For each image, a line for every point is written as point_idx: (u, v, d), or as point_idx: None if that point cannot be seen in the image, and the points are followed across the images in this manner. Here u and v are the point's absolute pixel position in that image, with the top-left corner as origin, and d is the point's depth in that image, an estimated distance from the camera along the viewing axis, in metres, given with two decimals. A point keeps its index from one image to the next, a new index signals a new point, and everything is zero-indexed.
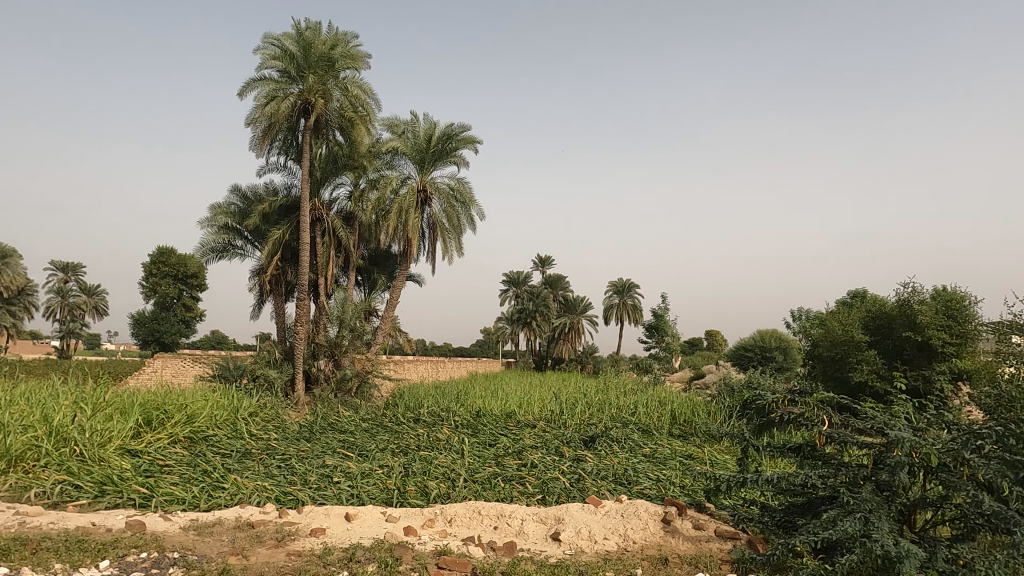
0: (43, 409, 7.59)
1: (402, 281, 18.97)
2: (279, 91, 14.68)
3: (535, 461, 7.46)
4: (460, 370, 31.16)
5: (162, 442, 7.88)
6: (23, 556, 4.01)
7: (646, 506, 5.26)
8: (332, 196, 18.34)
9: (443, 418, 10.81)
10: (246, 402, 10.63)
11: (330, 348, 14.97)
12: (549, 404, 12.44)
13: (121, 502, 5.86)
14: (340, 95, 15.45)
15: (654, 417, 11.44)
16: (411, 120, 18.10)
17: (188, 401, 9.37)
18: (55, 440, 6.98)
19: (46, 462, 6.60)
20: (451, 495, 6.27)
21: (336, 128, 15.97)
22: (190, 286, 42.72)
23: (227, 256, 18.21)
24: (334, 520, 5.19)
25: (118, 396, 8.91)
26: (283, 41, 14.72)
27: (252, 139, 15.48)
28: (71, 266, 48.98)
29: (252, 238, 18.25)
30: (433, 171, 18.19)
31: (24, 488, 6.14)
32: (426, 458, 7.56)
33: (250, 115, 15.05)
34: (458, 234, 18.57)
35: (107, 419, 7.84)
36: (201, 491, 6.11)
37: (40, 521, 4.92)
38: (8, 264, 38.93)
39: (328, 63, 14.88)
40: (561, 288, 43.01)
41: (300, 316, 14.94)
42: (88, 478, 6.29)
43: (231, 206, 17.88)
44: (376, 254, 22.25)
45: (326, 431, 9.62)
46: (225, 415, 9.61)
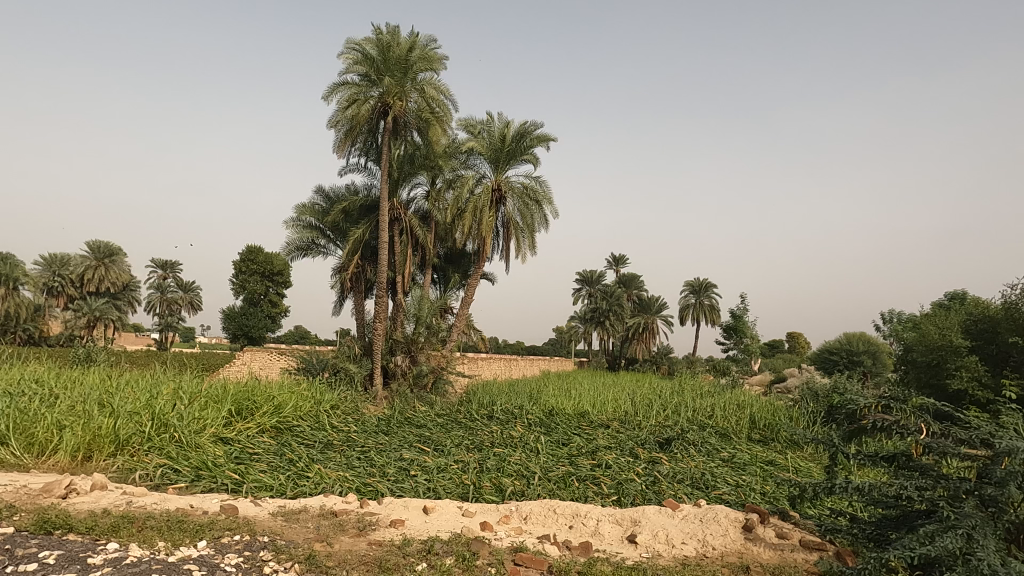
0: (147, 397, 8.15)
1: (478, 280, 19.18)
2: (360, 94, 15.17)
3: (609, 462, 7.38)
4: (533, 369, 31.23)
5: (251, 430, 8.30)
6: (131, 533, 4.30)
7: (726, 512, 5.11)
8: (410, 196, 18.76)
9: (516, 416, 10.89)
10: (328, 395, 11.05)
11: (406, 344, 15.29)
12: (624, 405, 12.29)
13: (215, 487, 6.20)
14: (417, 97, 15.75)
15: (732, 421, 11.11)
16: (487, 120, 18.33)
17: (275, 393, 9.83)
18: (157, 426, 7.49)
19: (149, 446, 7.09)
20: (526, 493, 6.31)
21: (413, 129, 16.29)
22: (277, 284, 44.98)
23: (311, 254, 18.95)
24: (413, 512, 5.32)
25: (212, 386, 9.45)
26: (364, 45, 15.11)
27: (334, 142, 16.03)
28: (170, 263, 52.16)
29: (334, 237, 18.91)
30: (507, 170, 18.35)
31: (130, 469, 6.62)
32: (500, 456, 7.62)
33: (332, 119, 15.60)
34: (531, 232, 18.63)
35: (203, 407, 8.36)
36: (287, 479, 6.39)
37: (145, 501, 5.28)
38: (116, 262, 41.93)
39: (406, 66, 15.19)
40: (634, 287, 42.45)
41: (379, 313, 15.37)
42: (186, 462, 6.69)
43: (315, 205, 18.61)
44: (452, 253, 22.60)
45: (403, 425, 9.88)
46: (309, 406, 10.04)
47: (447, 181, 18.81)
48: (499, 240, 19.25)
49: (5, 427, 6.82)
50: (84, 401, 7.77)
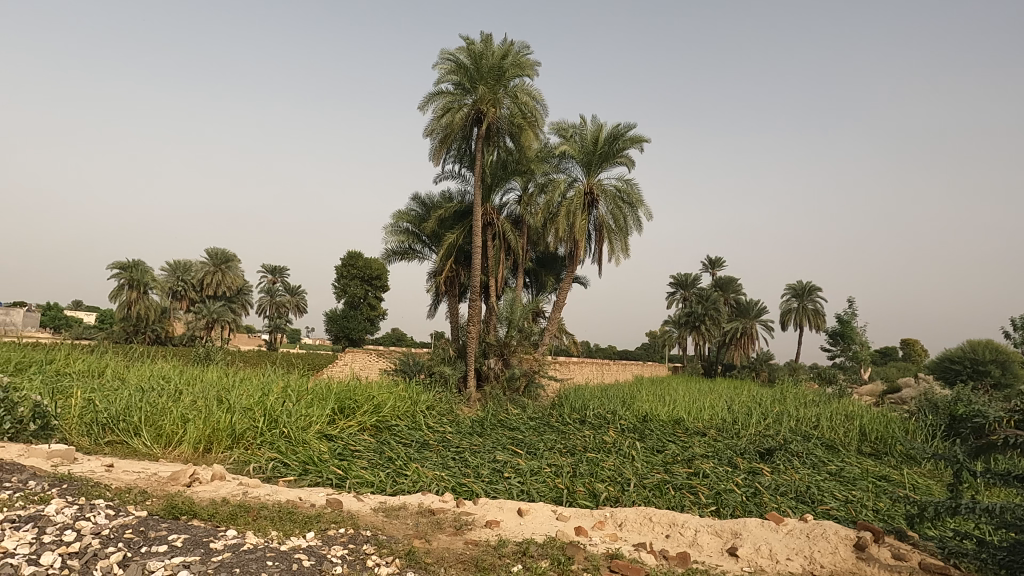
0: (259, 393, 8.71)
1: (570, 283, 19.16)
2: (454, 103, 15.52)
3: (706, 471, 7.16)
4: (626, 374, 30.76)
5: (352, 428, 8.67)
6: (247, 521, 4.59)
7: (834, 529, 4.83)
8: (503, 201, 19.00)
9: (608, 421, 10.78)
10: (424, 396, 11.38)
11: (499, 347, 15.49)
12: (721, 412, 11.90)
13: (321, 482, 6.52)
14: (510, 103, 15.94)
15: (840, 432, 10.50)
16: (580, 123, 18.31)
17: (374, 392, 10.23)
18: (268, 422, 7.97)
19: (261, 440, 7.56)
20: (621, 499, 6.22)
21: (506, 135, 16.52)
22: (376, 287, 46.70)
23: (408, 259, 19.57)
24: (507, 514, 5.39)
25: (317, 385, 9.97)
26: (458, 54, 15.47)
27: (430, 150, 16.49)
28: (277, 268, 55.27)
29: (429, 242, 19.43)
30: (600, 173, 18.25)
31: (245, 462, 7.09)
32: (593, 461, 7.55)
33: (428, 127, 16.06)
34: (625, 235, 18.41)
35: (309, 405, 8.82)
36: (387, 477, 6.62)
37: (259, 492, 5.64)
38: (229, 268, 45.40)
39: (499, 73, 15.40)
40: (731, 291, 40.91)
41: (472, 317, 15.66)
42: (294, 457, 7.07)
43: (412, 212, 19.21)
44: (544, 256, 22.72)
45: (496, 427, 10.02)
46: (406, 406, 10.37)
47: (540, 185, 18.89)
48: (592, 243, 19.15)
49: (137, 419, 7.46)
50: (205, 396, 8.40)
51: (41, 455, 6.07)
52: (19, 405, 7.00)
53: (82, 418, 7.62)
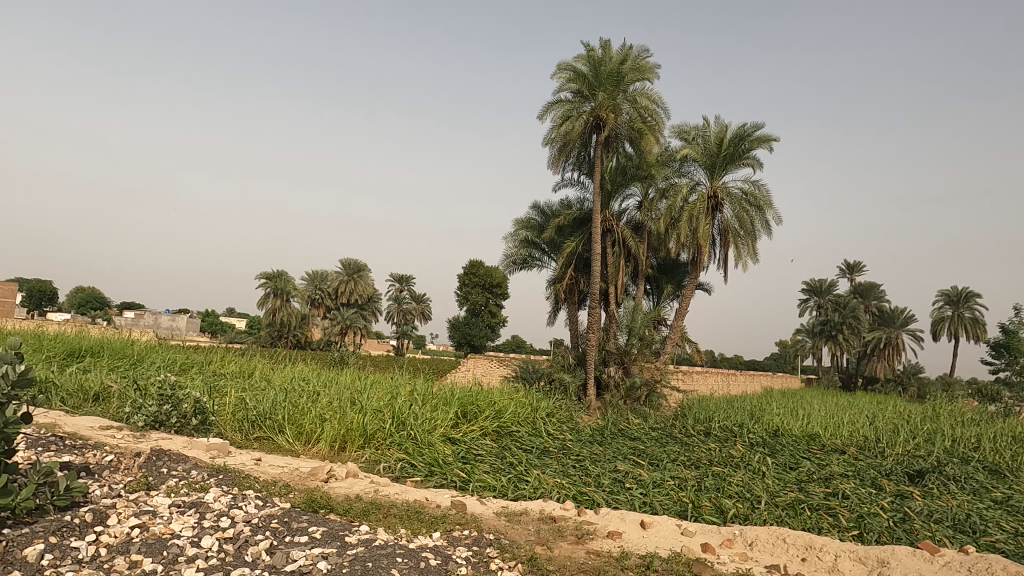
0: (389, 396, 9.15)
1: (693, 290, 18.57)
2: (573, 110, 15.55)
3: (846, 492, 6.65)
4: (754, 386, 29.29)
5: (475, 433, 8.88)
6: (379, 518, 4.84)
7: (1004, 564, 4.32)
8: (622, 207, 18.77)
9: (735, 434, 10.31)
10: (544, 403, 11.47)
11: (619, 355, 15.29)
12: (862, 429, 11.02)
13: (446, 483, 6.73)
14: (630, 108, 15.76)
15: (1006, 456, 9.38)
16: (702, 125, 17.77)
17: (496, 398, 10.44)
18: (397, 424, 8.34)
19: (391, 441, 7.92)
20: (750, 517, 5.92)
21: (626, 140, 16.35)
22: (496, 295, 47.62)
23: (528, 267, 19.82)
24: (630, 525, 5.28)
25: (442, 389, 10.32)
26: (576, 63, 15.53)
27: (549, 158, 16.61)
28: (404, 278, 57.89)
29: (549, 250, 19.56)
30: (724, 175, 17.64)
31: (376, 461, 7.46)
32: (719, 475, 7.24)
33: (547, 136, 16.21)
34: (752, 240, 17.60)
35: (434, 409, 9.14)
36: (509, 482, 6.71)
37: (389, 491, 5.91)
38: (361, 278, 48.19)
39: (618, 79, 15.28)
40: (873, 297, 37.86)
41: (592, 324, 15.57)
42: (421, 458, 7.34)
43: (531, 220, 19.45)
44: (665, 262, 22.18)
45: (617, 436, 9.89)
46: (526, 412, 10.49)
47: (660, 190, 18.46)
48: (716, 249, 18.48)
49: (281, 417, 8.07)
50: (340, 398, 8.95)
51: (201, 448, 6.71)
52: (182, 401, 7.81)
53: (235, 414, 8.36)
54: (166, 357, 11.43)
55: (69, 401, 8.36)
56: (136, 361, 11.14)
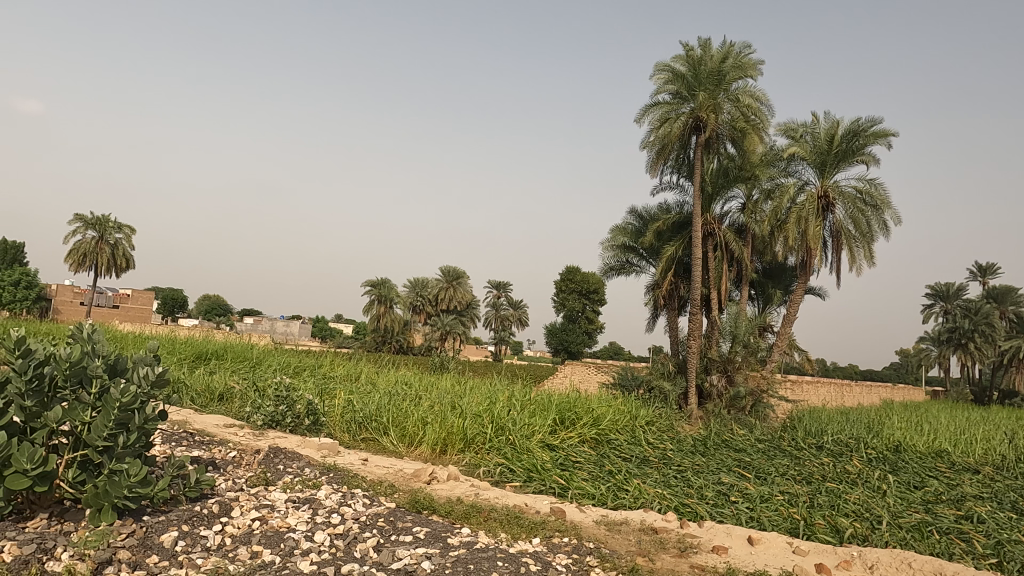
0: (487, 401, 9.29)
1: (802, 295, 17.64)
2: (671, 112, 15.22)
3: (982, 516, 6.06)
4: (872, 397, 27.37)
5: (573, 439, 8.85)
6: (479, 521, 4.91)
7: None
8: (724, 210, 18.14)
9: (851, 448, 9.67)
10: (644, 411, 11.25)
11: (722, 362, 14.76)
12: (999, 448, 10.02)
13: (545, 489, 6.74)
14: (731, 107, 15.25)
15: None
16: (811, 121, 16.90)
17: (594, 405, 10.34)
18: (496, 429, 8.44)
19: (490, 446, 8.03)
20: (870, 538, 5.53)
21: (727, 141, 15.83)
22: (593, 301, 47.24)
23: (625, 273, 19.56)
24: (736, 541, 5.07)
25: (540, 396, 10.35)
26: (674, 64, 15.15)
27: (647, 162, 16.33)
28: (502, 284, 58.70)
29: (647, 255, 19.21)
30: (836, 174, 16.68)
31: (476, 465, 7.59)
32: (833, 492, 6.82)
33: (645, 140, 15.95)
34: (869, 242, 16.50)
35: (533, 415, 9.19)
36: (608, 490, 6.63)
37: (489, 495, 5.99)
38: (460, 284, 49.30)
39: (719, 78, 14.83)
40: (1010, 303, 34.42)
41: (693, 331, 15.12)
42: (520, 464, 7.39)
43: (629, 225, 19.18)
44: (772, 266, 21.23)
45: (720, 447, 9.54)
46: (625, 420, 10.33)
47: (766, 191, 17.70)
48: (828, 252, 17.48)
49: (386, 420, 8.38)
50: (441, 402, 9.18)
51: (313, 446, 7.09)
52: (296, 402, 8.30)
53: (343, 416, 8.76)
54: (282, 360, 12.18)
55: (198, 400, 9.04)
56: (255, 364, 11.94)
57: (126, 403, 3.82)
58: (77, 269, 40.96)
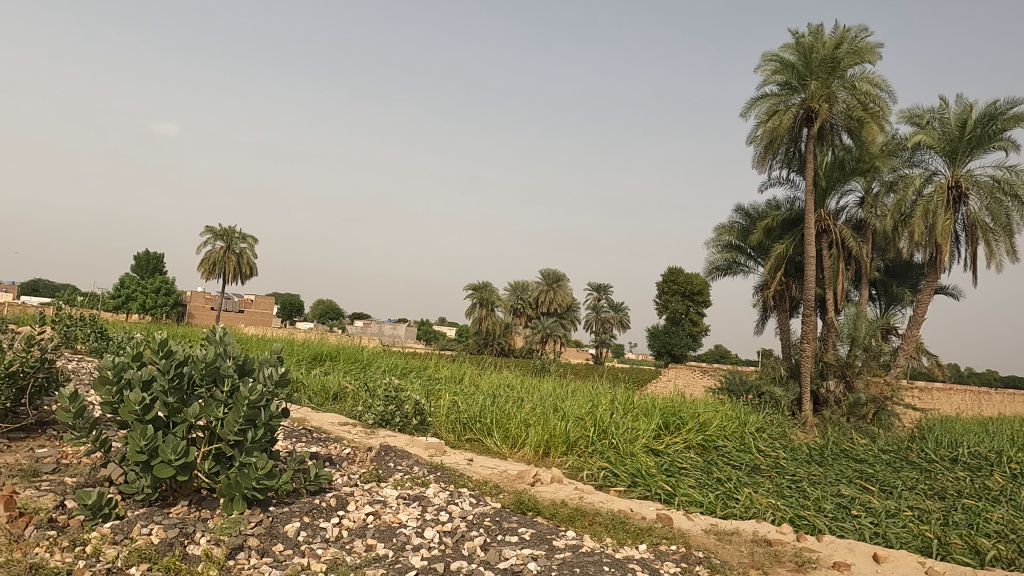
0: (590, 405, 9.22)
1: (931, 295, 16.30)
2: (780, 104, 14.51)
3: None
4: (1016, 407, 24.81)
5: (679, 445, 8.61)
6: (585, 525, 4.89)
7: None
8: (840, 205, 17.08)
9: (991, 462, 8.80)
10: (754, 417, 10.77)
11: (840, 367, 13.92)
12: None
13: (650, 495, 6.60)
14: (847, 95, 14.35)
15: None
16: (939, 106, 15.62)
17: (700, 410, 10.03)
18: (599, 432, 8.36)
19: (593, 449, 7.97)
20: (1016, 562, 5.01)
21: (843, 132, 14.92)
22: (698, 303, 45.79)
23: (732, 273, 18.87)
24: (860, 558, 4.76)
25: (644, 399, 10.16)
26: (783, 53, 14.46)
27: (754, 157, 15.66)
28: (602, 287, 58.16)
29: (755, 254, 18.43)
30: (969, 162, 15.32)
31: (579, 468, 7.56)
32: (972, 509, 6.25)
33: (751, 134, 15.29)
34: (1010, 235, 15.02)
35: (636, 419, 9.04)
36: (717, 498, 6.40)
37: (593, 499, 5.95)
38: (560, 287, 49.34)
39: (832, 65, 14.00)
40: None
41: (807, 334, 14.33)
42: (624, 468, 7.28)
43: (735, 224, 18.48)
44: (895, 264, 19.78)
45: (839, 457, 8.98)
46: (734, 426, 9.93)
47: (888, 184, 16.52)
48: (961, 247, 16.07)
49: (490, 421, 8.51)
50: (543, 404, 9.21)
51: (421, 445, 7.32)
52: (404, 402, 8.62)
53: (449, 416, 8.98)
54: (390, 362, 12.66)
55: (314, 399, 9.57)
56: (365, 366, 12.50)
57: (253, 400, 4.09)
58: (207, 277, 44.50)
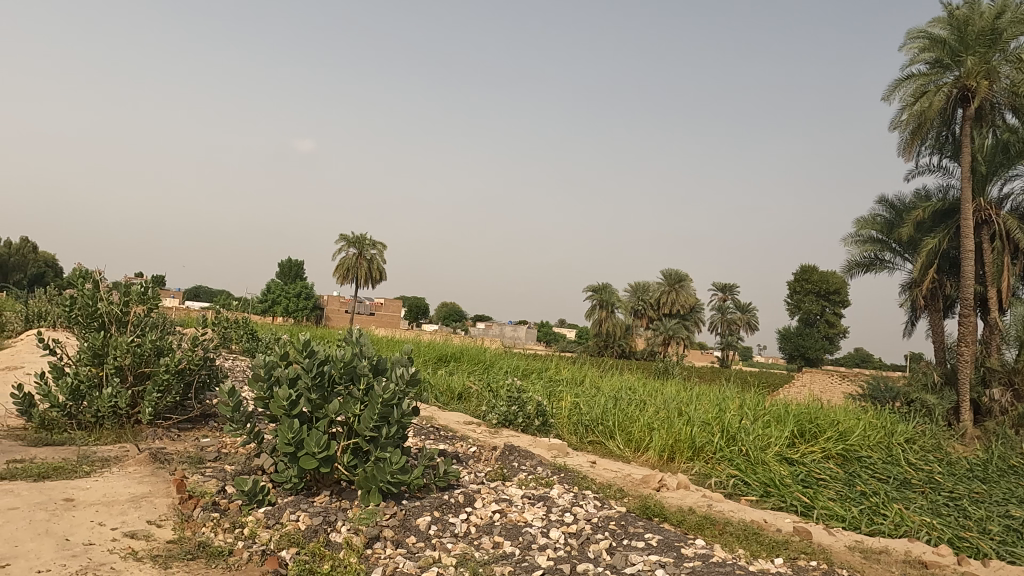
0: (716, 409, 8.87)
1: None
2: (929, 85, 13.26)
3: None
4: None
5: (816, 454, 8.08)
6: (715, 534, 4.71)
7: None
8: (1004, 192, 15.32)
9: None
10: (902, 427, 9.88)
11: (1006, 374, 12.60)
12: None
13: (785, 507, 6.24)
14: (1011, 70, 12.86)
15: None
16: None
17: (839, 417, 9.36)
18: (727, 438, 8.01)
19: (721, 456, 7.64)
20: None
21: (1006, 111, 13.45)
22: (835, 303, 43.00)
23: (875, 270, 17.49)
24: None
25: (776, 405, 9.64)
26: (933, 29, 13.24)
27: (898, 144, 14.41)
28: (729, 287, 55.84)
29: (902, 249, 16.96)
30: None
31: (706, 475, 7.30)
32: None
33: (895, 119, 14.07)
34: None
35: (767, 425, 8.58)
36: (861, 513, 5.95)
37: (723, 507, 5.72)
38: (683, 287, 47.95)
39: (993, 37, 12.61)
40: None
41: (965, 336, 13.00)
42: (755, 477, 6.92)
43: (878, 217, 17.11)
44: None
45: (1007, 474, 8.03)
46: (879, 436, 9.16)
47: None
48: None
49: (613, 424, 8.39)
50: (667, 408, 8.97)
51: (544, 447, 7.38)
52: (527, 403, 8.72)
53: (571, 418, 8.97)
54: (512, 363, 12.86)
55: (441, 398, 9.94)
56: (488, 366, 12.79)
57: (387, 399, 4.30)
58: (341, 282, 47.55)
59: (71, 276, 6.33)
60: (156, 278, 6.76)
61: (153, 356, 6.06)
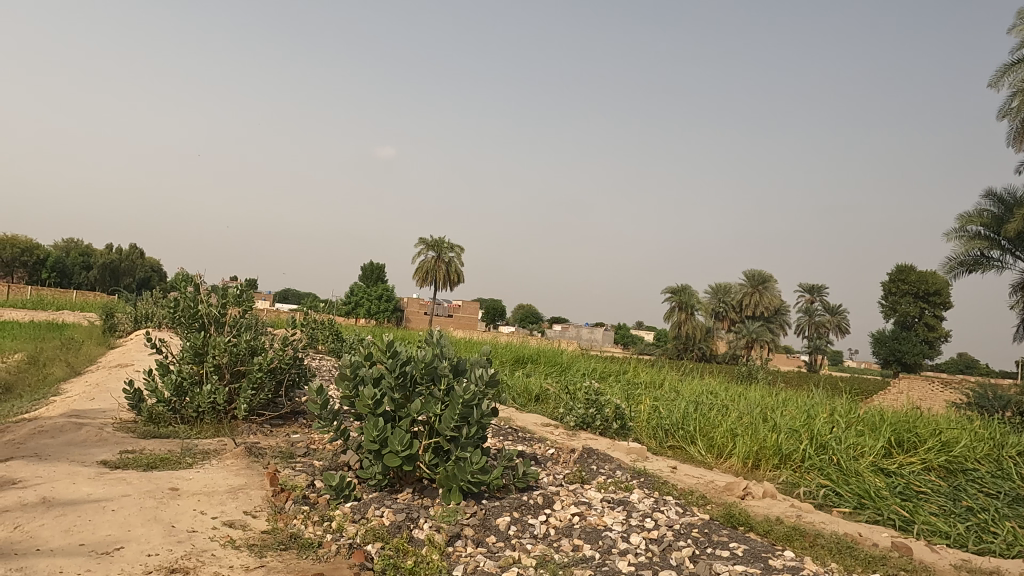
0: (805, 416, 8.49)
1: None
2: None
3: None
4: None
5: (915, 466, 7.58)
6: (805, 546, 4.51)
7: None
8: None
9: None
10: (1014, 438, 9.12)
11: None
12: None
13: (882, 521, 5.89)
14: None
15: None
16: None
17: (941, 427, 8.75)
18: (816, 446, 7.65)
19: (809, 465, 7.30)
20: None
21: None
22: (934, 304, 40.88)
23: (981, 269, 16.29)
24: None
25: (870, 412, 9.12)
26: None
27: (1009, 134, 13.38)
28: (817, 287, 53.44)
29: (1012, 246, 15.71)
30: None
31: (795, 484, 6.99)
32: None
33: (1004, 107, 13.08)
34: None
35: (860, 434, 8.13)
36: (967, 530, 5.55)
37: (813, 519, 5.46)
38: (767, 288, 46.26)
39: None
40: None
41: None
42: (848, 487, 6.58)
43: (984, 212, 15.93)
44: None
45: None
46: (986, 448, 8.49)
47: None
48: None
49: (694, 429, 8.18)
50: (751, 414, 8.67)
51: (623, 450, 7.29)
52: (605, 406, 8.61)
53: (650, 422, 8.81)
54: (589, 366, 12.77)
55: (519, 399, 10.00)
56: (566, 368, 12.75)
57: (467, 399, 4.35)
58: (420, 284, 48.62)
59: (175, 280, 6.82)
60: (249, 282, 7.17)
61: (247, 355, 6.43)
